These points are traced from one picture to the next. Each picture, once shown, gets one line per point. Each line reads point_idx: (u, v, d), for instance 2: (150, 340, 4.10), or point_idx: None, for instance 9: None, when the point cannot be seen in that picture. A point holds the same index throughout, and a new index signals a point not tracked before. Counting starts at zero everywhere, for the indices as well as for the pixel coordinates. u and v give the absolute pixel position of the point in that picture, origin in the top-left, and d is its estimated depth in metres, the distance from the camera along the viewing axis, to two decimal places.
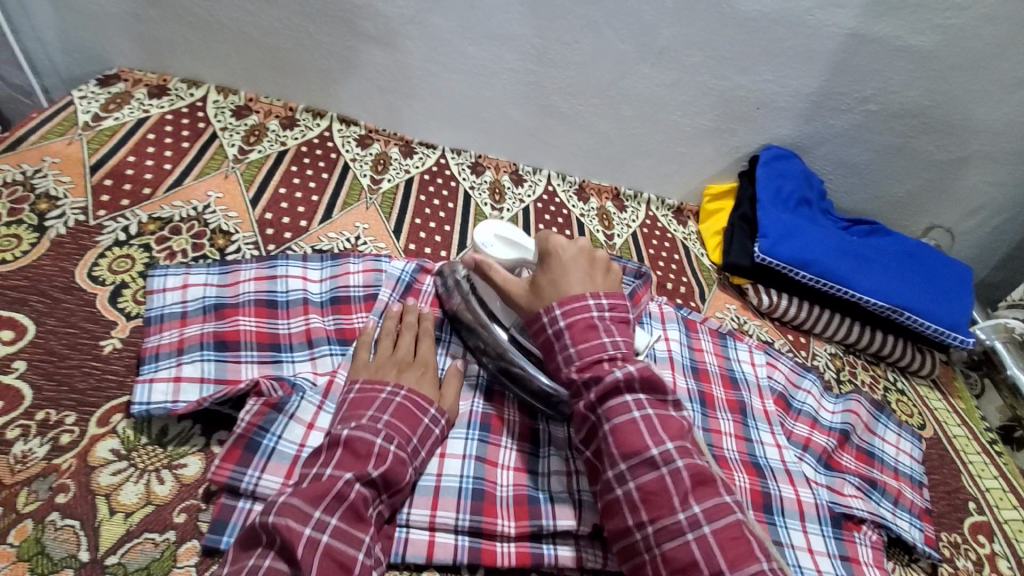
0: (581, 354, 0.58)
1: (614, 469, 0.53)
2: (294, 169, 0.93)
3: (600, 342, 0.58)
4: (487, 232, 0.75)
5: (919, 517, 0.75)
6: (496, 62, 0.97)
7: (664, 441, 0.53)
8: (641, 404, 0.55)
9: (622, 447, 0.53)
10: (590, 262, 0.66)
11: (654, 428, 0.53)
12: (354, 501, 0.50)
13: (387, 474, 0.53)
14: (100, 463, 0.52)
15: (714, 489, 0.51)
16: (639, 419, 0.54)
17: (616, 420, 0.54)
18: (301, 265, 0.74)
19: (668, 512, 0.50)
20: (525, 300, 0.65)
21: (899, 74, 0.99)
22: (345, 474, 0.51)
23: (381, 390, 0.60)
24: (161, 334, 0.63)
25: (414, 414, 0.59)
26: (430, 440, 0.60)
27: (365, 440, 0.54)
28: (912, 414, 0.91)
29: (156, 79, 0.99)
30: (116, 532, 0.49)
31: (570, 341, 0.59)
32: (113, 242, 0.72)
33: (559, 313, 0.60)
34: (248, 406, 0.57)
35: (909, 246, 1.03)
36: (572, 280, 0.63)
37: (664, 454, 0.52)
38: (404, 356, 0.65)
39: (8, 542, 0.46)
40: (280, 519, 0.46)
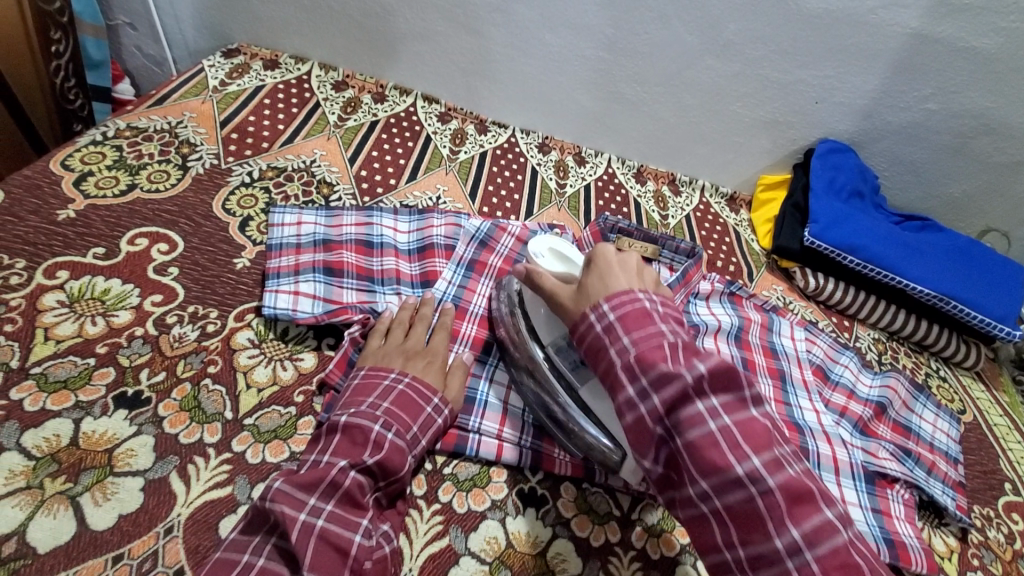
0: (637, 344, 0.50)
1: (695, 487, 0.45)
2: (384, 137, 1.04)
3: (658, 331, 0.51)
4: (540, 244, 0.73)
5: (951, 488, 0.79)
6: (570, 49, 1.06)
7: (749, 456, 0.43)
8: (716, 411, 0.45)
9: (700, 466, 0.44)
10: (638, 268, 0.61)
11: (735, 442, 0.44)
12: (350, 488, 0.50)
13: (383, 462, 0.53)
14: (239, 347, 0.64)
15: (814, 503, 0.42)
16: (717, 432, 0.44)
17: (689, 435, 0.45)
18: (393, 217, 0.85)
19: (761, 536, 0.42)
20: (571, 302, 0.60)
21: (959, 74, 1.02)
22: (341, 460, 0.51)
23: (385, 376, 0.61)
24: (280, 258, 0.74)
25: (415, 402, 0.59)
26: (432, 430, 0.60)
27: (362, 427, 0.54)
28: (952, 399, 0.95)
29: (270, 54, 1.13)
30: (251, 401, 0.60)
31: (623, 331, 0.52)
32: (241, 183, 0.85)
33: (608, 308, 0.54)
34: (352, 329, 0.67)
35: (960, 241, 1.06)
36: (619, 277, 0.58)
37: (751, 471, 0.43)
38: (414, 346, 0.65)
39: (173, 397, 0.58)
40: (275, 505, 0.47)
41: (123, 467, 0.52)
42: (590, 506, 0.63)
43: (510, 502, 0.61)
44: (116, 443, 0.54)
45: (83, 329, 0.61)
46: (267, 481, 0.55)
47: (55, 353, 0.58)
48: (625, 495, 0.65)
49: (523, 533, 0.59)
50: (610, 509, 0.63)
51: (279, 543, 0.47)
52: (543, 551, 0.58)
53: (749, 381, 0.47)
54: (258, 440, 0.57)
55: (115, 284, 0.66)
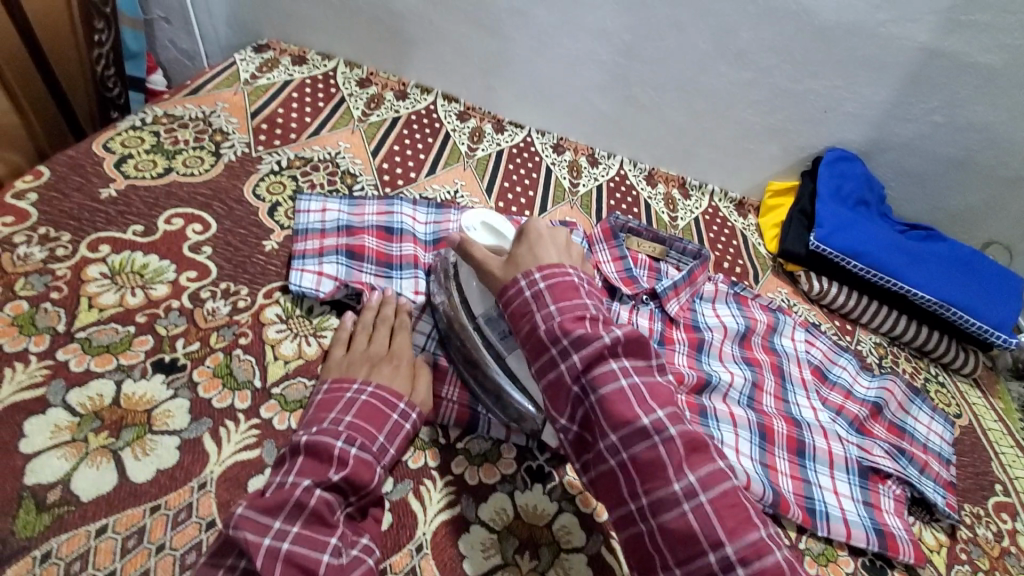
0: (562, 311, 0.55)
1: (605, 440, 0.50)
2: (405, 133, 1.09)
3: (582, 302, 0.56)
4: (474, 219, 0.79)
5: (942, 486, 0.81)
6: (587, 54, 1.10)
7: (654, 410, 0.50)
8: (627, 371, 0.52)
9: (611, 418, 0.50)
10: (567, 244, 0.64)
11: (642, 398, 0.50)
12: (317, 506, 0.50)
13: (349, 477, 0.53)
14: (268, 322, 0.68)
15: (708, 454, 0.49)
16: (627, 389, 0.50)
17: (602, 390, 0.51)
18: (412, 208, 0.88)
19: (663, 483, 0.48)
20: (501, 271, 0.62)
21: (966, 88, 1.05)
22: (305, 481, 0.52)
23: (347, 387, 0.61)
24: (305, 242, 0.77)
25: (380, 411, 0.59)
26: (400, 436, 0.60)
27: (325, 445, 0.54)
28: (949, 403, 0.97)
29: (298, 50, 1.17)
30: (278, 371, 0.64)
31: (550, 300, 0.56)
32: (270, 170, 0.89)
33: (539, 277, 0.58)
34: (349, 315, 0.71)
35: (962, 251, 1.08)
36: (549, 251, 0.62)
37: (656, 422, 0.49)
38: (378, 351, 0.66)
39: (207, 364, 0.62)
40: (240, 532, 0.47)
41: (161, 426, 0.56)
42: None
43: (518, 477, 0.64)
44: (154, 404, 0.57)
45: (124, 299, 0.65)
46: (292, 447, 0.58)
47: (98, 320, 0.62)
48: None
49: (530, 506, 0.63)
50: None
51: (246, 569, 0.47)
52: (549, 523, 0.62)
53: (654, 351, 0.55)
54: (285, 408, 0.61)
55: (153, 259, 0.70)
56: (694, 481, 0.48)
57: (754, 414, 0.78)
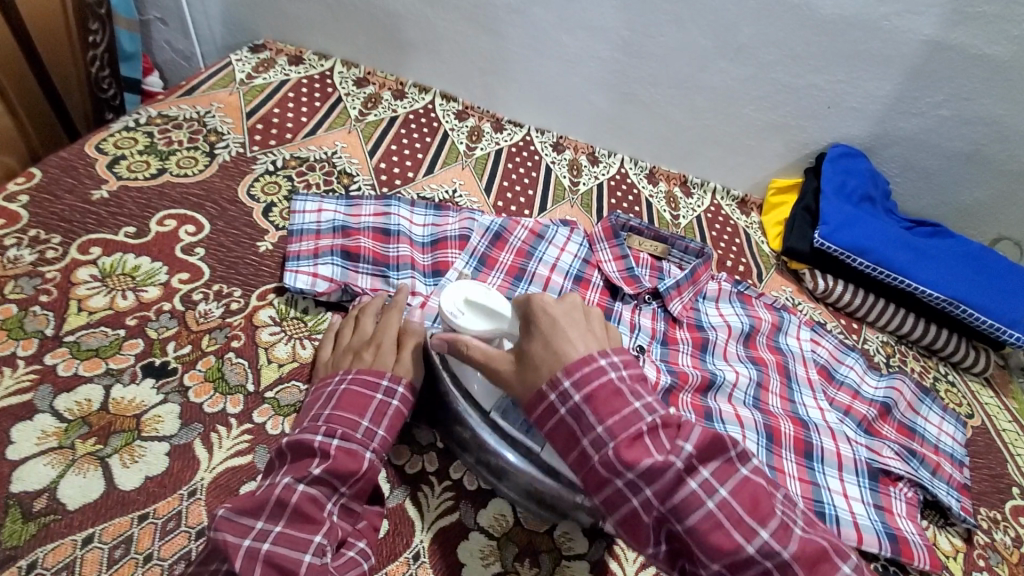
0: (614, 432, 0.48)
1: (708, 570, 0.45)
2: (403, 132, 1.07)
3: (632, 411, 0.48)
4: (455, 297, 0.62)
5: (956, 489, 0.79)
6: (586, 51, 1.08)
7: (756, 531, 0.44)
8: (712, 489, 0.46)
9: (710, 551, 0.44)
10: (581, 315, 0.55)
11: (737, 518, 0.45)
12: (298, 504, 0.48)
13: (330, 470, 0.50)
14: (261, 324, 0.66)
15: (828, 558, 0.44)
16: (719, 513, 0.45)
17: (691, 521, 0.45)
18: (409, 209, 0.87)
19: None
20: (516, 375, 0.53)
21: (973, 81, 1.03)
22: (284, 478, 0.49)
23: (326, 382, 0.58)
24: (300, 242, 0.76)
25: (362, 396, 0.56)
26: (389, 416, 0.56)
27: (305, 441, 0.52)
28: (960, 403, 0.95)
29: (294, 50, 1.16)
30: (272, 375, 0.62)
31: (597, 420, 0.49)
32: (265, 171, 0.88)
33: (570, 385, 0.50)
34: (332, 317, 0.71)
35: (972, 247, 1.06)
36: (569, 333, 0.53)
37: (763, 547, 0.44)
38: (362, 338, 0.63)
39: (198, 368, 0.60)
40: (218, 534, 0.46)
41: (150, 432, 0.55)
42: None
43: None
44: (143, 410, 0.56)
45: (114, 302, 0.64)
46: None
47: (88, 324, 0.61)
48: None
49: (531, 512, 0.61)
50: None
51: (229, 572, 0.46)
52: (551, 530, 0.60)
53: (730, 441, 0.48)
54: (278, 412, 0.59)
55: (144, 261, 0.69)
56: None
57: (760, 415, 0.76)
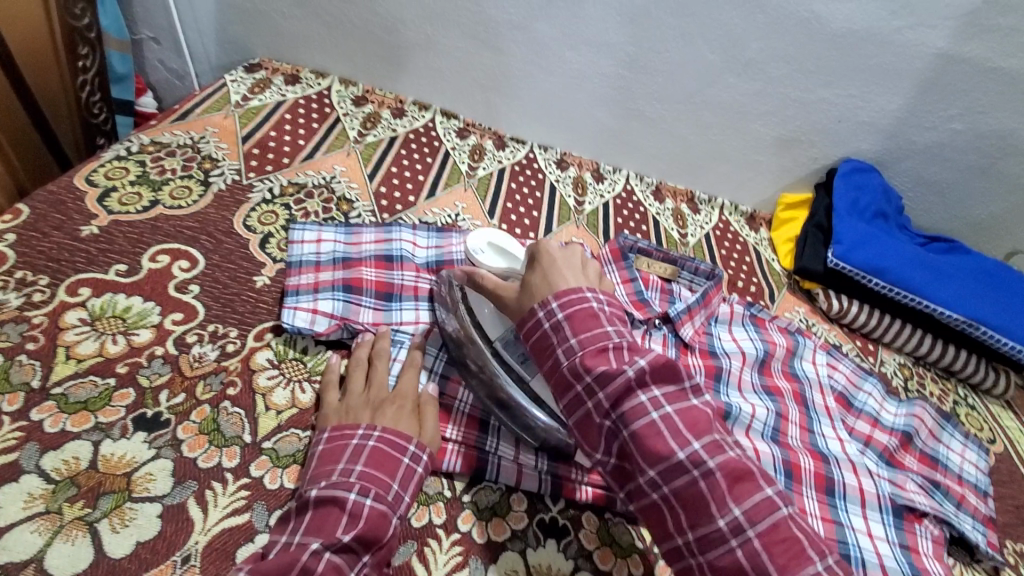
0: (583, 344, 0.52)
1: (644, 476, 0.47)
2: (403, 153, 1.04)
3: (603, 332, 0.52)
4: (479, 241, 0.82)
5: (982, 523, 0.76)
6: (590, 67, 1.06)
7: (690, 442, 0.46)
8: (657, 403, 0.48)
9: (646, 454, 0.46)
10: (582, 264, 0.61)
11: (676, 429, 0.47)
12: (324, 573, 0.45)
13: (361, 535, 0.48)
14: (259, 368, 0.63)
15: (752, 481, 0.46)
16: (660, 421, 0.47)
17: (635, 425, 0.47)
18: (412, 233, 0.84)
19: (708, 520, 0.45)
20: (516, 299, 0.60)
21: (988, 94, 1.00)
22: (312, 543, 0.46)
23: (351, 434, 0.56)
24: (300, 276, 0.73)
25: (390, 456, 0.54)
26: (413, 482, 0.55)
27: (336, 500, 0.50)
28: (981, 428, 0.92)
29: (291, 69, 1.14)
30: (270, 424, 0.59)
31: (570, 333, 0.53)
32: (262, 199, 0.85)
33: (556, 306, 0.55)
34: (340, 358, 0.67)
35: (988, 265, 1.03)
36: (565, 275, 0.58)
37: (693, 457, 0.46)
38: (380, 392, 0.60)
39: (192, 419, 0.58)
40: None
41: (141, 493, 0.52)
42: (612, 538, 0.62)
43: (530, 533, 0.60)
44: (134, 467, 0.53)
45: (104, 348, 0.61)
46: (285, 507, 0.54)
47: (76, 373, 0.58)
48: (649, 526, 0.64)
49: (544, 565, 0.58)
50: (632, 541, 0.62)
51: None
52: None
53: (685, 372, 0.51)
54: (277, 464, 0.57)
55: (136, 301, 0.66)
56: (741, 514, 0.44)
57: (780, 450, 0.73)
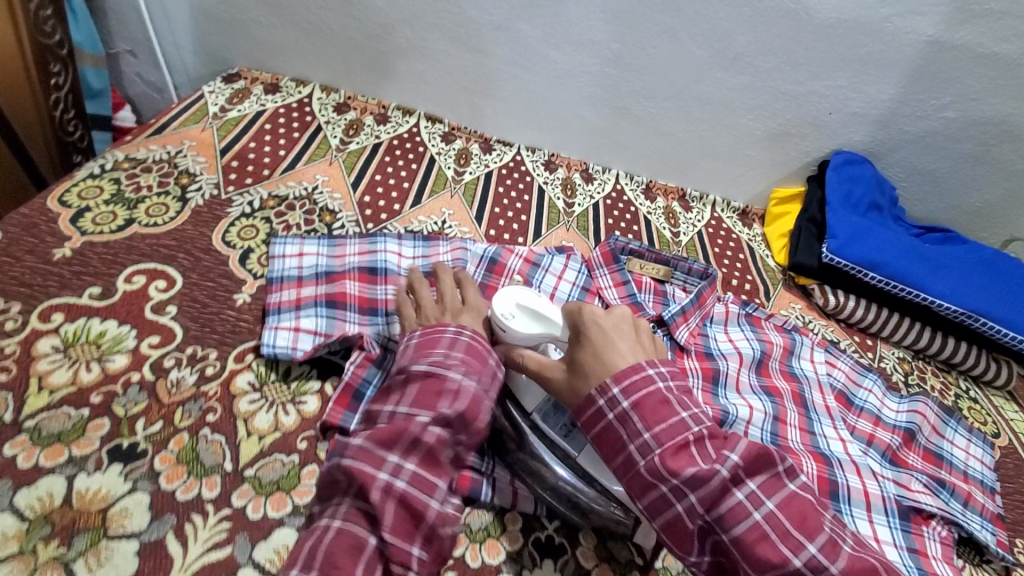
0: (661, 440, 0.50)
1: None
2: (387, 160, 1.02)
3: (681, 422, 0.51)
4: (507, 300, 0.65)
5: (990, 521, 0.74)
6: (575, 66, 1.04)
7: (800, 543, 0.46)
8: (758, 501, 0.47)
9: (754, 561, 0.46)
10: (634, 327, 0.58)
11: (783, 530, 0.46)
12: (429, 445, 0.52)
13: (460, 412, 0.54)
14: (239, 392, 0.61)
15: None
16: (766, 524, 0.46)
17: (737, 531, 0.47)
18: (397, 243, 0.82)
19: None
20: (564, 379, 0.56)
21: (981, 80, 0.98)
22: (421, 414, 0.53)
23: (448, 330, 0.59)
24: (281, 292, 0.71)
25: (482, 353, 0.58)
26: (496, 382, 0.59)
27: (439, 379, 0.54)
28: (985, 422, 0.90)
29: (270, 78, 1.11)
30: (252, 449, 0.57)
31: (643, 426, 0.51)
32: (241, 213, 0.82)
33: (618, 392, 0.52)
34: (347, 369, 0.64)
35: (986, 253, 1.02)
36: (618, 346, 0.56)
37: (809, 561, 0.45)
38: (454, 304, 0.66)
39: (170, 448, 0.55)
40: (355, 463, 0.50)
41: (117, 529, 0.50)
42: (611, 554, 0.60)
43: (526, 554, 0.58)
44: (110, 502, 0.51)
45: (77, 376, 0.59)
46: (269, 538, 0.52)
47: (49, 405, 0.56)
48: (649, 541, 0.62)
49: None
50: (631, 557, 0.60)
51: (357, 502, 0.49)
52: None
53: (778, 457, 0.50)
54: (260, 492, 0.54)
55: (111, 325, 0.64)
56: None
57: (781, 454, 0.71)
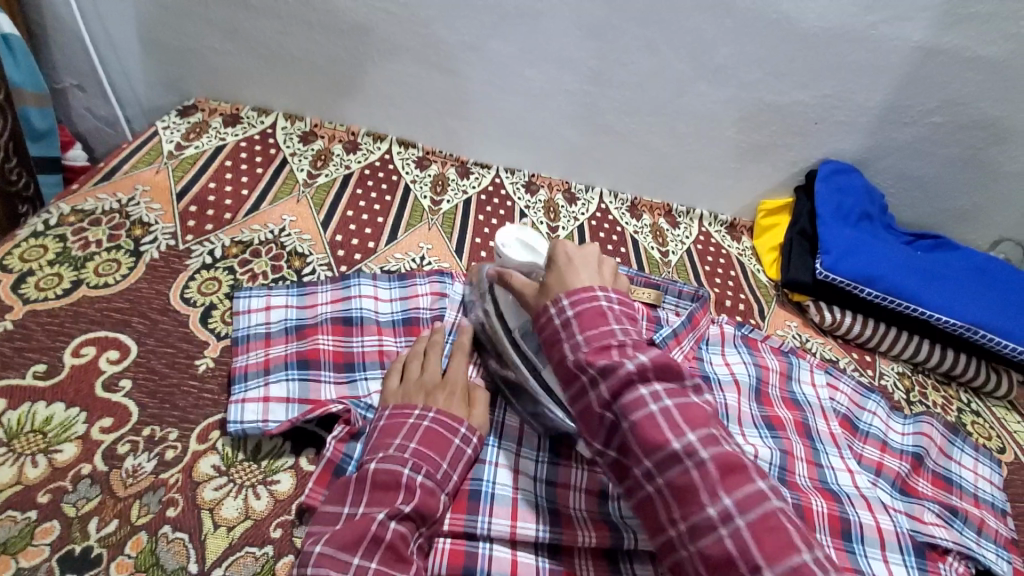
0: (589, 340, 0.51)
1: (639, 466, 0.45)
2: (359, 192, 0.97)
3: (610, 329, 0.52)
4: (508, 235, 0.80)
5: (1005, 548, 0.72)
6: (552, 84, 0.99)
7: (685, 432, 0.44)
8: (657, 395, 0.46)
9: (641, 443, 0.45)
10: (599, 263, 0.61)
11: (674, 421, 0.45)
12: (393, 541, 0.49)
13: (418, 508, 0.52)
14: (203, 478, 0.56)
15: (749, 474, 0.43)
16: (657, 412, 0.45)
17: (632, 416, 0.46)
18: (373, 284, 0.78)
19: (698, 509, 0.42)
20: (534, 297, 0.61)
21: (968, 85, 0.96)
22: (378, 513, 0.50)
23: (453, 431, 0.58)
24: (248, 354, 0.66)
25: (443, 436, 0.57)
26: (462, 463, 0.58)
27: (392, 472, 0.53)
28: (989, 436, 0.88)
29: (230, 108, 1.05)
30: (220, 545, 0.52)
31: (578, 329, 0.52)
32: (201, 265, 0.77)
33: (568, 304, 0.55)
34: (335, 432, 0.59)
35: (977, 260, 1.00)
36: (580, 271, 0.59)
37: (688, 447, 0.44)
38: (432, 380, 0.63)
39: (126, 553, 0.50)
40: (320, 571, 0.47)
41: None
42: None
43: None
44: None
45: (21, 473, 0.53)
46: None
47: None
48: None
49: None
50: None
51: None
52: None
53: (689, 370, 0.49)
54: None
55: (58, 409, 0.58)
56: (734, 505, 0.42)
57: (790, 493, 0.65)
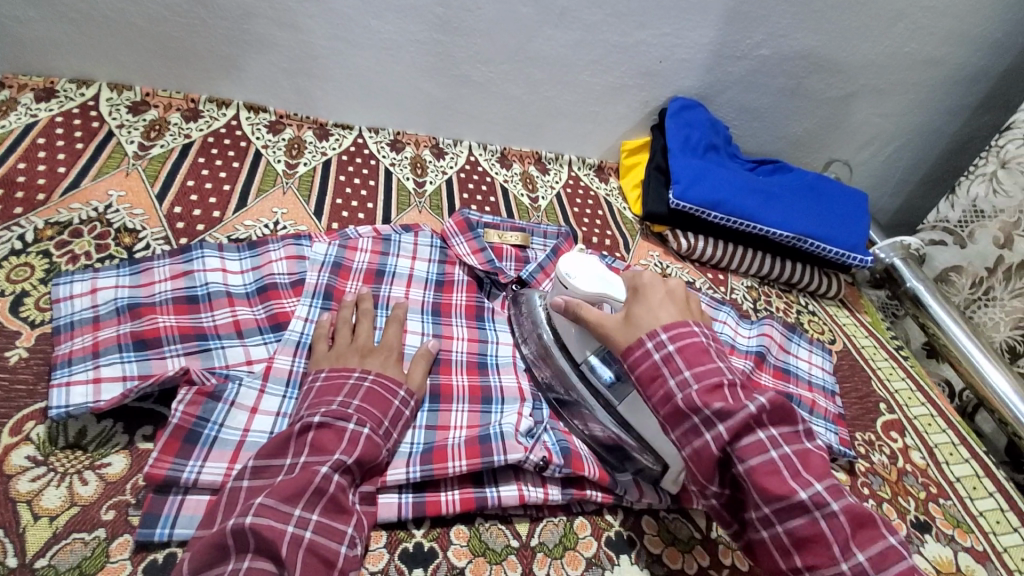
0: (697, 378, 0.52)
1: (758, 511, 0.49)
2: (201, 161, 0.90)
3: (715, 365, 0.53)
4: (572, 264, 0.66)
5: (834, 423, 0.82)
6: (400, 34, 0.96)
7: (809, 483, 0.48)
8: (776, 442, 0.50)
9: (764, 492, 0.48)
10: (685, 299, 0.61)
11: (795, 470, 0.49)
12: (335, 493, 0.51)
13: (361, 458, 0.54)
14: (16, 471, 0.51)
15: (868, 525, 0.48)
16: (779, 461, 0.49)
17: (752, 462, 0.49)
18: (219, 256, 0.72)
19: (827, 560, 0.47)
20: (618, 331, 0.59)
21: (785, 17, 1.04)
22: (322, 466, 0.52)
23: (393, 393, 0.60)
24: (73, 340, 0.60)
25: (384, 397, 0.59)
26: (401, 422, 0.60)
27: (337, 427, 0.55)
28: (822, 331, 1.01)
29: (43, 82, 0.93)
30: (42, 536, 0.48)
31: (683, 365, 0.53)
32: (9, 251, 0.69)
33: (666, 339, 0.55)
34: (180, 396, 0.56)
35: (807, 180, 1.11)
36: (668, 309, 0.58)
37: (815, 498, 0.48)
38: (366, 342, 0.65)
39: None
40: (260, 520, 0.47)
41: None
42: (486, 546, 0.58)
43: (392, 569, 0.55)
44: None
45: None
46: None
47: None
48: (523, 519, 0.61)
49: None
50: (507, 544, 0.59)
51: (261, 547, 0.47)
52: None
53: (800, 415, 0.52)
54: None
55: None
56: (863, 558, 0.47)
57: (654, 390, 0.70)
